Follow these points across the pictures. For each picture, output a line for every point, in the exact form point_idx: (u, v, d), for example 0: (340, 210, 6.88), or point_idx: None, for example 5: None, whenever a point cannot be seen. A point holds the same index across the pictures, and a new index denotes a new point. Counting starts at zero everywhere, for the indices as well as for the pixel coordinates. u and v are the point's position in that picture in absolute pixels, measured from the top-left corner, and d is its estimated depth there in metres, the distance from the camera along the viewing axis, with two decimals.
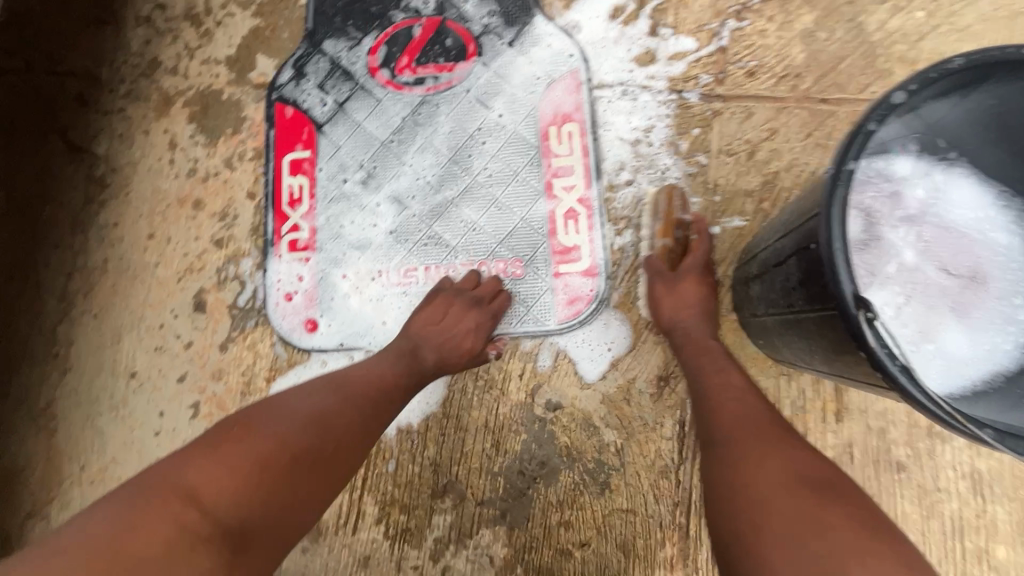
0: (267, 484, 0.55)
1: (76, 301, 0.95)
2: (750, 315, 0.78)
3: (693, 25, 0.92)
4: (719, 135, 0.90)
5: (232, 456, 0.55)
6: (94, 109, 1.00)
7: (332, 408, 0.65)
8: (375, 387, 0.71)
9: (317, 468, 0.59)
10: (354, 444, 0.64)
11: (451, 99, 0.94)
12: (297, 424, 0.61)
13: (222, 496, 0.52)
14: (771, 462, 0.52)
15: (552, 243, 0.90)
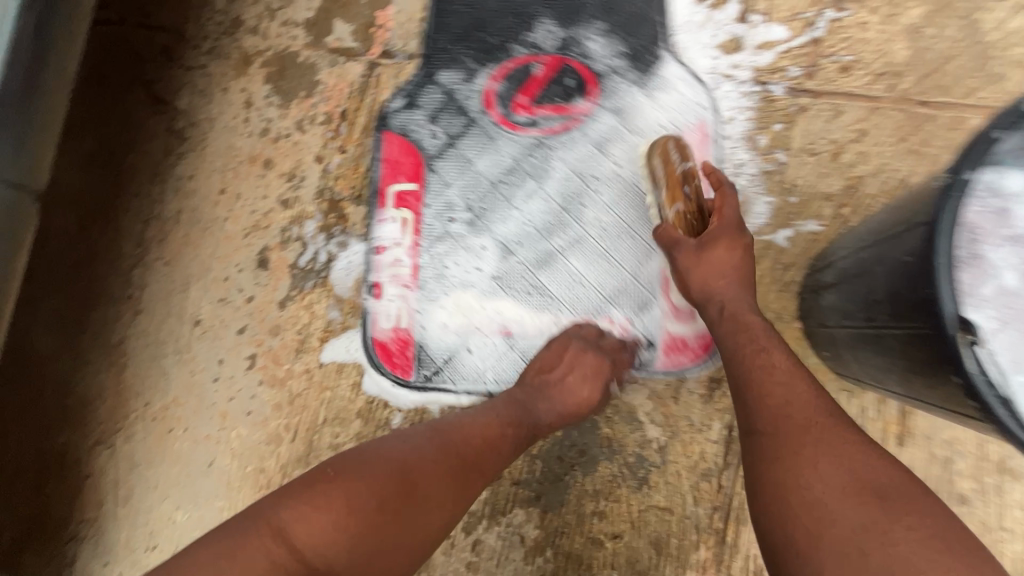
0: (366, 534, 0.56)
1: (151, 247, 1.00)
2: (819, 327, 0.74)
3: (787, 13, 0.87)
4: (803, 132, 0.85)
5: (332, 496, 0.57)
6: (178, 63, 1.03)
7: (440, 452, 0.64)
8: (483, 432, 0.69)
9: (409, 506, 0.59)
10: (456, 487, 0.63)
11: (567, 143, 0.90)
12: (403, 473, 0.60)
13: (322, 539, 0.54)
14: (827, 463, 0.53)
15: (664, 303, 0.87)
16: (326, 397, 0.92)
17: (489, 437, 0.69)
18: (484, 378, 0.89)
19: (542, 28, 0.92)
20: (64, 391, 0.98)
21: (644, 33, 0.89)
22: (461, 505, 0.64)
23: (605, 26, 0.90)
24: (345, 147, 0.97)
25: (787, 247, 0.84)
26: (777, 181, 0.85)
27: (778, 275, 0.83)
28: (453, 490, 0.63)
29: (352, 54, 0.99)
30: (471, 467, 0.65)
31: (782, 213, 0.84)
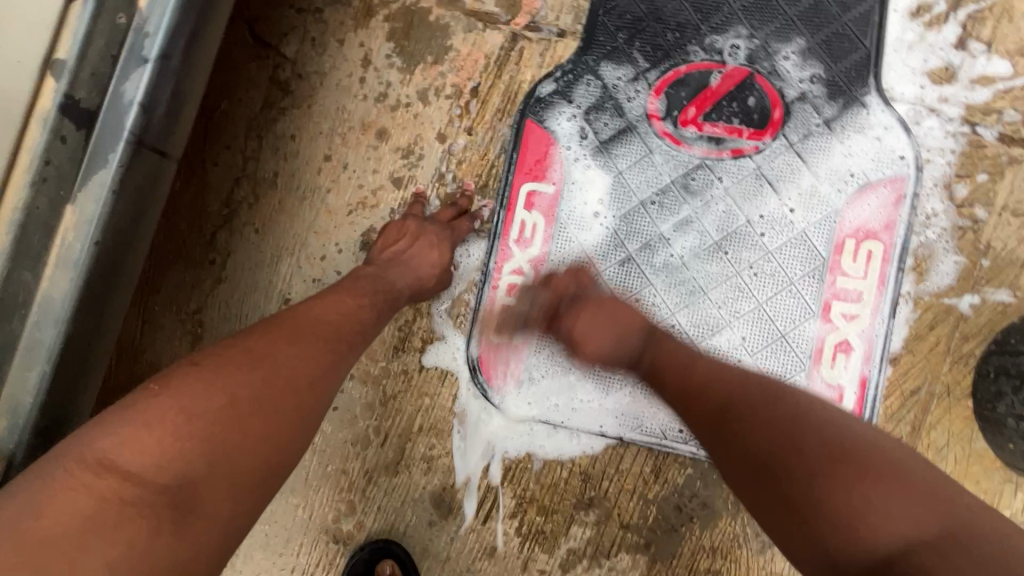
0: (206, 449, 0.47)
1: (239, 210, 0.90)
2: (1013, 419, 0.69)
3: (1013, 46, 0.75)
4: (1008, 188, 0.75)
5: (165, 408, 0.48)
6: (288, 3, 0.90)
7: (283, 354, 0.55)
8: (331, 324, 0.62)
9: (253, 418, 0.50)
10: (293, 405, 0.53)
11: (734, 172, 0.80)
12: (212, 371, 0.51)
13: (141, 458, 0.45)
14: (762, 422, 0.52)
15: (813, 375, 0.77)
16: (424, 404, 0.84)
17: (339, 337, 0.61)
18: (598, 424, 0.81)
19: (731, 34, 0.80)
20: (131, 357, 0.89)
21: (851, 60, 0.78)
22: (310, 420, 0.54)
23: (805, 44, 0.79)
24: (473, 128, 0.86)
25: (969, 315, 0.75)
26: (970, 240, 0.75)
27: (955, 345, 0.74)
28: (296, 407, 0.53)
29: (492, 20, 0.86)
30: (318, 375, 0.56)
31: (970, 277, 0.75)
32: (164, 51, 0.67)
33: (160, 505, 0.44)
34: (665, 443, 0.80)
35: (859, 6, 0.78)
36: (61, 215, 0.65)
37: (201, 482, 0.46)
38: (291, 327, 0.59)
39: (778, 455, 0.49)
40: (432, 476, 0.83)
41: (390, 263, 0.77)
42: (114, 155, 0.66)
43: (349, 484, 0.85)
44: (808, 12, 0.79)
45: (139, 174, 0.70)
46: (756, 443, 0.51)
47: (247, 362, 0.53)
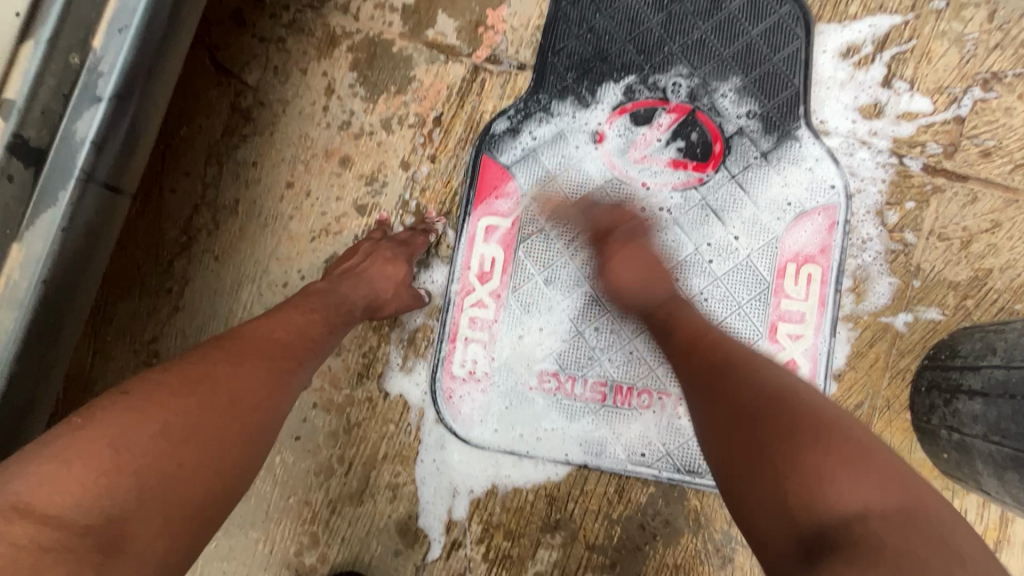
0: (136, 481, 0.46)
1: (198, 238, 0.88)
2: (946, 430, 0.71)
3: (933, 85, 0.82)
4: (934, 214, 0.81)
5: (91, 442, 0.46)
6: (250, 32, 0.91)
7: (225, 375, 0.54)
8: (281, 343, 0.62)
9: (191, 446, 0.49)
10: (234, 432, 0.52)
11: (682, 203, 0.84)
12: (147, 400, 0.50)
13: (63, 497, 0.44)
14: (749, 389, 0.54)
15: None
16: (389, 431, 0.83)
17: (286, 356, 0.60)
18: (563, 453, 0.82)
19: (672, 73, 0.85)
20: (79, 390, 0.85)
21: (782, 96, 0.83)
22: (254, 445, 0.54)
23: (740, 82, 0.84)
24: (436, 156, 0.88)
25: (905, 333, 0.80)
26: (902, 263, 0.80)
27: (893, 360, 0.79)
28: (238, 432, 0.52)
29: (454, 53, 0.88)
30: (264, 403, 0.55)
31: (903, 297, 0.80)
32: (117, 92, 0.68)
33: (90, 550, 0.43)
34: (629, 465, 0.81)
35: (787, 47, 0.84)
36: (7, 252, 0.64)
37: (132, 519, 0.45)
38: (235, 349, 0.58)
39: (758, 420, 0.51)
40: (397, 504, 0.82)
41: (344, 277, 0.77)
42: (64, 193, 0.66)
43: (312, 516, 0.83)
44: (742, 53, 0.84)
45: (92, 213, 0.70)
46: (741, 405, 0.53)
47: (185, 387, 0.52)
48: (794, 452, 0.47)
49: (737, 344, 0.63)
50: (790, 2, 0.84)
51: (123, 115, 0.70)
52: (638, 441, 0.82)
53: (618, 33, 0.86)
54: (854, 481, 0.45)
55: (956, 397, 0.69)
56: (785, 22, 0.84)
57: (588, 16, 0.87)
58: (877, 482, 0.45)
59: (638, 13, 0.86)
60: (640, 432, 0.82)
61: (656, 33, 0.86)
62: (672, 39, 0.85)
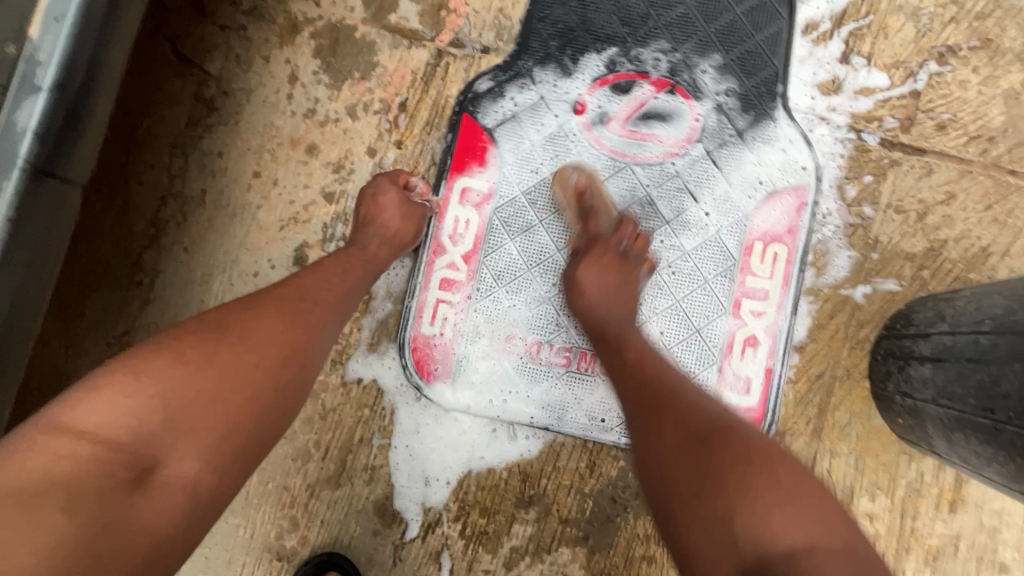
0: (165, 410, 0.48)
1: (167, 230, 0.88)
2: (899, 396, 0.73)
3: (890, 60, 0.84)
4: (892, 187, 0.82)
5: (133, 369, 0.49)
6: (211, 20, 0.90)
7: (256, 325, 0.56)
8: (305, 290, 0.63)
9: (228, 375, 0.51)
10: (265, 367, 0.53)
11: (655, 173, 0.85)
12: (181, 337, 0.52)
13: (99, 417, 0.46)
14: (673, 425, 0.56)
15: (723, 364, 0.82)
16: (364, 415, 0.85)
17: (313, 306, 0.61)
18: (527, 417, 0.84)
19: (654, 47, 0.86)
20: (53, 386, 0.85)
21: (761, 75, 0.84)
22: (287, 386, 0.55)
23: (721, 60, 0.85)
24: (403, 142, 0.88)
25: (864, 304, 0.82)
26: (860, 236, 0.82)
27: (853, 331, 0.81)
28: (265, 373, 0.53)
29: (417, 37, 0.88)
30: (294, 343, 0.57)
31: (862, 269, 0.82)
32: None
33: (119, 467, 0.45)
34: (591, 431, 0.83)
35: (769, 27, 0.84)
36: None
37: (168, 441, 0.47)
38: (260, 301, 0.59)
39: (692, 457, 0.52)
40: (374, 486, 0.84)
41: (359, 233, 0.78)
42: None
43: (291, 500, 0.84)
44: (724, 31, 0.85)
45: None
46: (676, 436, 0.55)
47: (217, 328, 0.54)
48: (719, 490, 0.49)
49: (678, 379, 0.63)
50: None
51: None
52: (599, 408, 0.84)
53: (604, 5, 0.87)
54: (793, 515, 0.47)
55: (909, 364, 0.72)
56: (769, 1, 0.85)
57: None
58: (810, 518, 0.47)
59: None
60: (601, 398, 0.84)
61: (640, 6, 0.86)
62: (657, 14, 0.86)
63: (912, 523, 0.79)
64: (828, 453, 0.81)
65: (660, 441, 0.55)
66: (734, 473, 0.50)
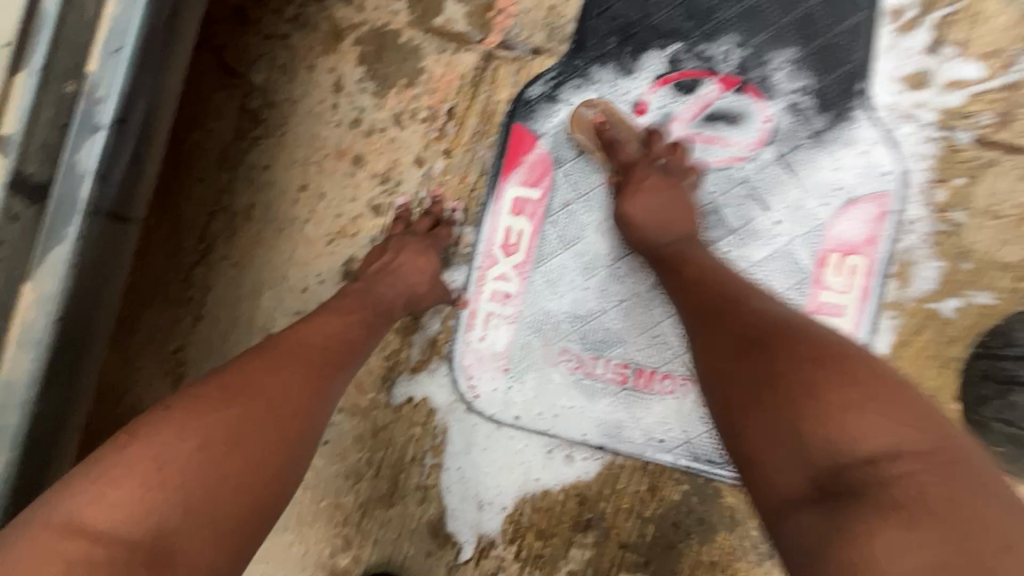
0: (180, 497, 0.46)
1: (216, 245, 0.87)
2: (998, 422, 0.69)
3: (986, 49, 0.76)
4: (987, 190, 0.75)
5: (137, 458, 0.47)
6: (254, 29, 0.88)
7: (269, 386, 0.54)
8: (318, 346, 0.61)
9: (235, 451, 0.49)
10: (275, 438, 0.52)
11: (720, 180, 0.79)
12: (187, 412, 0.50)
13: (113, 516, 0.45)
14: (752, 325, 0.56)
15: None
16: (416, 434, 0.83)
17: (323, 361, 0.60)
18: (580, 434, 0.80)
19: (721, 42, 0.80)
20: (110, 402, 0.86)
21: (841, 71, 0.77)
22: (302, 450, 0.54)
23: (796, 55, 0.78)
24: (451, 151, 0.84)
25: (954, 319, 0.75)
26: (950, 244, 0.75)
27: (941, 348, 0.75)
28: (279, 440, 0.52)
29: (465, 40, 0.84)
30: (304, 406, 0.55)
31: (952, 281, 0.75)
32: (116, 118, 0.68)
33: (133, 564, 0.43)
34: (648, 451, 0.79)
35: (851, 18, 0.77)
36: (19, 293, 0.67)
37: (177, 532, 0.45)
38: (272, 356, 0.57)
39: (768, 346, 0.52)
40: (427, 506, 0.82)
41: (378, 275, 0.75)
42: (70, 228, 0.68)
43: (344, 518, 0.83)
44: (800, 22, 0.78)
45: (93, 244, 0.72)
46: (753, 332, 0.55)
47: (223, 398, 0.52)
48: (816, 380, 0.48)
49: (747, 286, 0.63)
50: None
51: (122, 141, 0.71)
52: (658, 428, 0.79)
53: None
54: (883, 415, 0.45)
55: (1013, 390, 0.67)
56: None
57: None
58: (897, 415, 0.45)
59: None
60: (660, 417, 0.79)
61: None
62: (725, 5, 0.80)
63: None
64: None
65: (735, 343, 0.55)
66: (811, 378, 0.48)
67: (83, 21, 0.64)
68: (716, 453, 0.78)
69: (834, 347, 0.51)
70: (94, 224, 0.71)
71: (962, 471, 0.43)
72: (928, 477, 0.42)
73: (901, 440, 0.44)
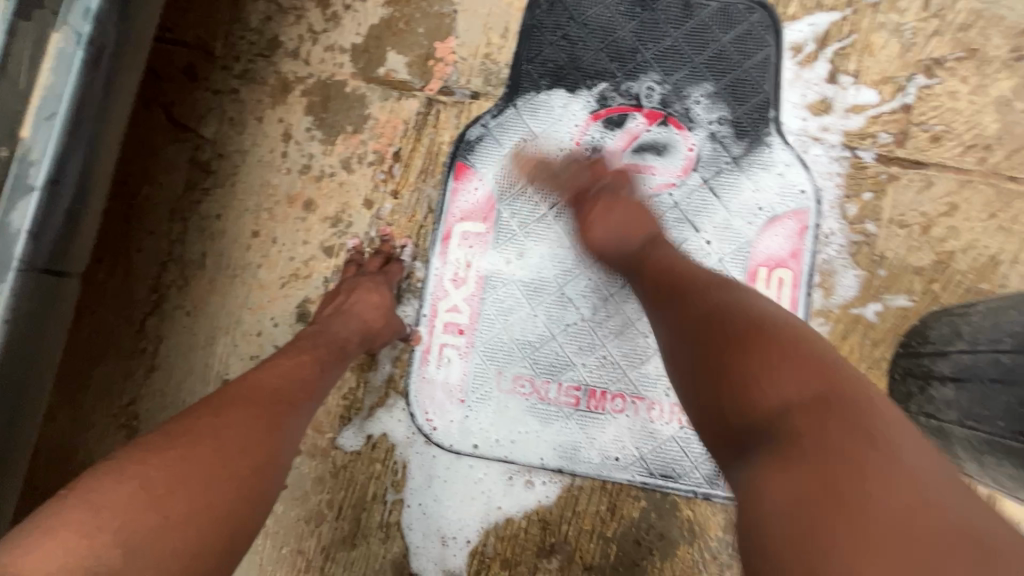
0: (122, 540, 0.44)
1: (168, 295, 0.88)
2: (924, 417, 0.71)
3: (878, 77, 0.84)
4: (892, 203, 0.82)
5: (76, 508, 0.45)
6: (204, 85, 0.91)
7: (221, 427, 0.52)
8: (269, 387, 0.59)
9: (180, 489, 0.47)
10: (228, 474, 0.50)
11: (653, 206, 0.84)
12: (130, 458, 0.49)
13: (46, 562, 0.41)
14: (691, 302, 0.57)
15: None
16: (376, 471, 0.83)
17: (278, 399, 0.58)
18: (539, 458, 0.82)
19: (644, 80, 0.86)
20: (61, 460, 0.84)
21: (753, 102, 0.84)
22: (257, 487, 0.51)
23: (712, 88, 0.85)
24: (398, 191, 0.88)
25: (877, 322, 0.80)
26: (866, 253, 0.81)
27: (868, 351, 0.80)
28: (231, 476, 0.50)
29: (407, 88, 0.89)
30: (259, 441, 0.53)
31: (871, 287, 0.81)
32: (51, 177, 0.71)
33: None
34: (605, 470, 0.81)
35: (757, 54, 0.85)
36: None
37: None
38: (223, 400, 0.55)
39: (707, 322, 0.53)
40: (390, 544, 0.82)
41: (333, 317, 0.76)
42: (2, 285, 0.69)
43: (306, 564, 0.82)
44: (712, 60, 0.85)
45: (29, 299, 0.73)
46: (695, 312, 0.56)
47: (169, 441, 0.50)
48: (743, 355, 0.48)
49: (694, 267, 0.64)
50: (760, 10, 0.86)
51: (59, 198, 0.73)
52: (612, 446, 0.81)
53: (591, 41, 0.88)
54: (792, 376, 0.45)
55: (930, 384, 0.70)
56: (755, 30, 0.85)
57: (562, 23, 0.88)
58: (798, 378, 0.45)
59: (611, 22, 0.88)
60: (614, 436, 0.82)
61: (628, 41, 0.87)
62: (645, 47, 0.87)
63: None
64: None
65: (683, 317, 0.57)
66: (730, 350, 0.49)
67: (16, 91, 0.68)
68: (670, 468, 0.81)
69: (761, 321, 0.51)
70: (31, 279, 0.72)
71: (855, 413, 0.42)
72: (829, 430, 0.41)
73: (801, 398, 0.43)
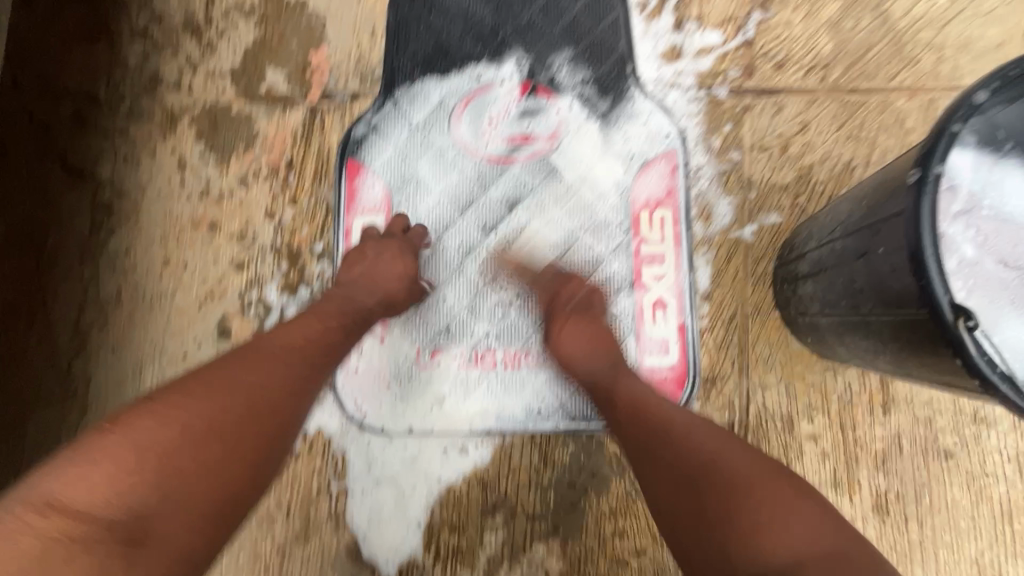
0: (161, 480, 0.46)
1: (91, 335, 0.90)
2: (800, 316, 0.77)
3: (719, 19, 0.90)
4: (750, 130, 0.88)
5: (118, 441, 0.47)
6: (94, 130, 0.94)
7: (252, 385, 0.55)
8: (296, 346, 0.63)
9: (216, 439, 0.50)
10: (254, 432, 0.53)
11: (534, 169, 0.89)
12: (170, 401, 0.51)
13: (91, 493, 0.44)
14: (664, 463, 0.57)
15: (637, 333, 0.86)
16: (317, 466, 0.86)
17: (301, 365, 0.61)
18: (467, 424, 0.86)
19: (509, 56, 0.92)
20: None
21: (611, 60, 0.90)
22: (279, 445, 0.55)
23: (572, 54, 0.91)
24: (297, 198, 0.92)
25: (754, 242, 0.86)
26: (735, 179, 0.88)
27: (752, 268, 0.86)
28: (259, 435, 0.53)
29: (289, 100, 0.93)
30: (281, 402, 0.56)
31: (744, 210, 0.87)
32: None
33: (111, 541, 0.43)
34: (530, 423, 0.86)
35: (608, 16, 0.91)
36: None
37: (157, 515, 0.45)
38: (250, 357, 0.58)
39: (693, 477, 0.54)
40: (342, 532, 0.85)
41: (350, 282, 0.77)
42: None
43: (265, 566, 0.85)
44: (569, 28, 0.91)
45: None
46: (675, 471, 0.55)
47: (205, 389, 0.52)
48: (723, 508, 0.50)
49: (671, 410, 0.63)
50: None
51: None
52: (534, 400, 0.86)
53: (454, 28, 0.93)
54: (790, 522, 0.47)
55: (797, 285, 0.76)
56: None
57: (425, 16, 0.93)
58: (793, 526, 0.47)
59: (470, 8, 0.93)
60: (535, 391, 0.86)
61: (488, 22, 0.92)
62: (505, 25, 0.92)
63: (853, 433, 0.82)
64: (759, 387, 0.84)
65: (663, 473, 0.56)
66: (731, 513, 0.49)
67: None
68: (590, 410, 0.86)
69: (727, 469, 0.53)
70: None
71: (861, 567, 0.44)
72: None
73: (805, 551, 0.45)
